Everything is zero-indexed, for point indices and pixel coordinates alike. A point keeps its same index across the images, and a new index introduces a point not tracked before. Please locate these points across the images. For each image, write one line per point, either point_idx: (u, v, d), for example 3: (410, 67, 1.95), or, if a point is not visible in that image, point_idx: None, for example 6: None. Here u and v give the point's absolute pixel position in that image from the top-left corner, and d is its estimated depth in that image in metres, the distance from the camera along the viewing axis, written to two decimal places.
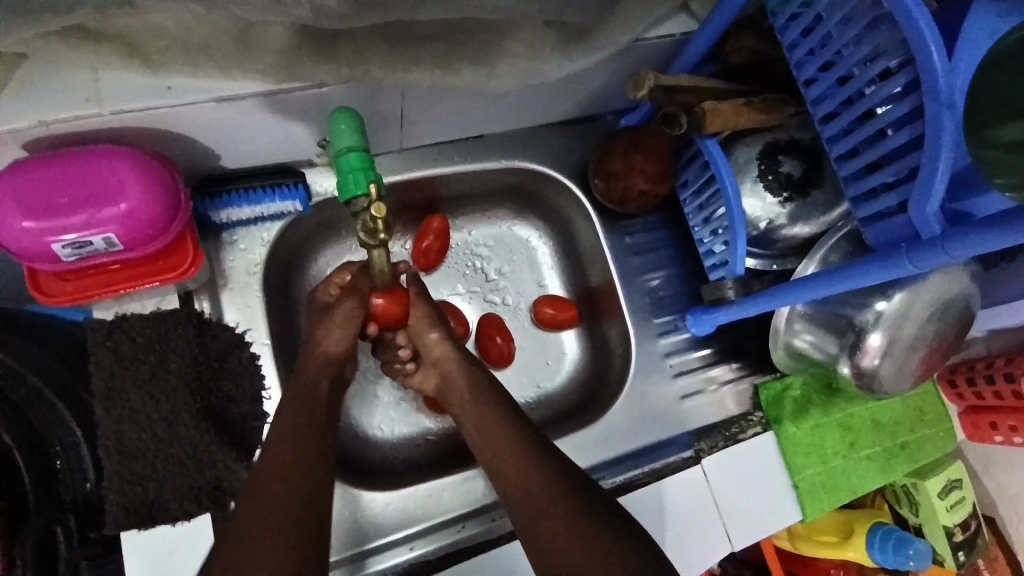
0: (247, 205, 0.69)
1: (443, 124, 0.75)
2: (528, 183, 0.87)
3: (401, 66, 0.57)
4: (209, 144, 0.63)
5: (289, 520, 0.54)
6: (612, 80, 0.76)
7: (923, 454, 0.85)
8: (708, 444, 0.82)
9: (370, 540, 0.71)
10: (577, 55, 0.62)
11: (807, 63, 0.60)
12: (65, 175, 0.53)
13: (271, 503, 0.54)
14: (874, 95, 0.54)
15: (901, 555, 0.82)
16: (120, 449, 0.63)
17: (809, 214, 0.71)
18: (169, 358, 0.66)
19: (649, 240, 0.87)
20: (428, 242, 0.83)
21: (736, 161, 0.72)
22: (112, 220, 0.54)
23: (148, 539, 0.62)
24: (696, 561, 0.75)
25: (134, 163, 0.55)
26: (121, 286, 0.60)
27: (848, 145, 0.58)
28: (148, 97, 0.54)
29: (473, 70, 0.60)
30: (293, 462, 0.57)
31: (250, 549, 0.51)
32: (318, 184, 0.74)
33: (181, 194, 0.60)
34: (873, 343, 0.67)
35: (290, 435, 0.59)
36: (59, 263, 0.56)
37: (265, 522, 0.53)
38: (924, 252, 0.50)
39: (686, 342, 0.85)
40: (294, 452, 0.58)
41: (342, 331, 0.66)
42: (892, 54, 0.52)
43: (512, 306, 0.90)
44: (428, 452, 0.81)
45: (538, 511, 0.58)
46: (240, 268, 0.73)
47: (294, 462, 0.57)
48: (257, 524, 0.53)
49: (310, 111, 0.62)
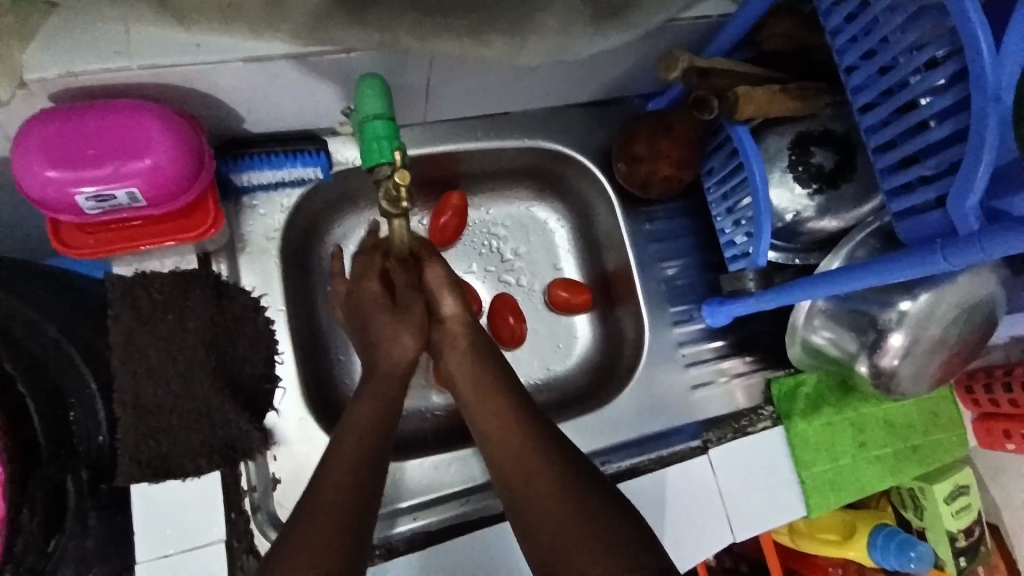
0: (269, 170, 0.69)
1: (468, 98, 0.74)
2: (550, 163, 0.86)
3: (431, 34, 0.55)
4: (233, 106, 0.63)
5: (342, 509, 0.54)
6: (643, 61, 0.75)
7: (933, 458, 0.84)
8: (717, 435, 0.82)
9: (403, 501, 0.73)
10: (610, 32, 0.61)
11: (848, 50, 0.59)
12: (94, 126, 0.53)
13: (324, 492, 0.54)
14: (917, 85, 0.52)
15: (902, 557, 0.82)
16: (135, 403, 0.64)
17: (837, 208, 0.69)
18: (186, 318, 0.66)
19: (669, 227, 0.86)
20: (445, 219, 0.83)
21: (767, 150, 0.70)
22: (136, 174, 0.54)
23: (158, 492, 0.63)
24: (696, 550, 0.75)
25: (162, 118, 0.55)
26: (143, 242, 0.61)
27: (886, 136, 0.56)
28: (176, 52, 0.53)
29: (504, 42, 0.57)
30: (354, 449, 0.57)
31: (310, 538, 0.52)
32: (339, 153, 0.74)
33: (205, 152, 0.59)
34: (894, 343, 0.66)
35: (351, 429, 0.59)
36: (82, 215, 0.56)
37: (327, 510, 0.53)
38: (958, 249, 0.49)
39: (699, 332, 0.84)
40: (359, 445, 0.58)
41: (412, 338, 0.63)
42: (940, 44, 0.50)
43: (526, 287, 0.89)
44: (435, 427, 0.81)
45: (540, 493, 0.56)
46: (258, 233, 0.73)
47: (355, 452, 0.57)
48: (312, 513, 0.53)
49: (335, 77, 0.61)
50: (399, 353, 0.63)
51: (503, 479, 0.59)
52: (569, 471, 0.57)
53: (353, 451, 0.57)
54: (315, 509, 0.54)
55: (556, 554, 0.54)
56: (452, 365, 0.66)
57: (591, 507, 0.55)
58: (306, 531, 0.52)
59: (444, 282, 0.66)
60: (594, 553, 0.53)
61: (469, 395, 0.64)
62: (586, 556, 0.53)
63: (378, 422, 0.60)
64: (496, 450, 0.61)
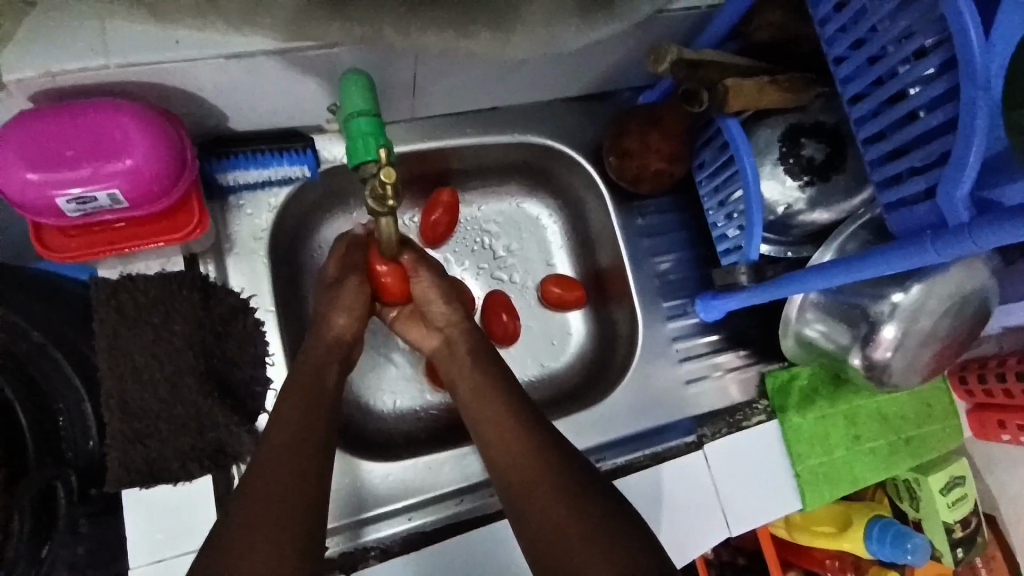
0: (254, 169, 0.68)
1: (455, 93, 0.73)
2: (541, 158, 0.85)
3: (415, 27, 0.54)
4: (218, 103, 0.62)
5: (293, 500, 0.53)
6: (633, 53, 0.74)
7: (927, 449, 0.84)
8: (712, 430, 0.82)
9: (367, 510, 0.72)
10: (599, 24, 0.60)
11: (838, 40, 0.58)
12: (71, 127, 0.52)
13: (275, 482, 0.53)
14: (906, 75, 0.51)
15: (898, 548, 0.82)
16: (123, 407, 0.63)
17: (829, 200, 0.69)
18: (173, 320, 0.66)
19: (662, 222, 0.85)
20: (436, 216, 0.82)
21: (758, 143, 0.70)
22: (117, 175, 0.53)
23: (149, 497, 0.63)
24: (691, 545, 0.75)
25: (141, 118, 0.54)
26: (127, 245, 0.60)
27: (876, 127, 0.56)
28: (156, 49, 0.52)
29: (490, 35, 0.56)
30: (297, 440, 0.56)
31: (263, 529, 0.50)
32: (327, 150, 0.73)
33: (187, 152, 0.59)
34: (886, 335, 0.66)
35: (296, 423, 0.58)
36: (63, 218, 0.56)
37: (275, 501, 0.52)
38: (949, 241, 0.48)
39: (693, 326, 0.84)
40: (306, 436, 0.57)
41: (349, 312, 0.66)
42: (929, 32, 0.49)
43: (519, 284, 0.89)
44: (428, 426, 0.81)
45: (530, 487, 0.57)
46: (246, 233, 0.72)
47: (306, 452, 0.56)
48: (259, 505, 0.52)
49: (320, 72, 0.60)
50: (341, 329, 0.66)
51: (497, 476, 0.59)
52: (560, 465, 0.57)
53: (297, 439, 0.56)
54: (264, 498, 0.52)
55: (547, 546, 0.54)
56: (449, 374, 0.67)
57: (581, 505, 0.55)
58: (254, 522, 0.51)
59: (435, 291, 0.68)
60: (590, 549, 0.52)
61: (466, 396, 0.64)
62: (582, 551, 0.52)
63: (320, 413, 0.60)
64: (487, 447, 0.61)
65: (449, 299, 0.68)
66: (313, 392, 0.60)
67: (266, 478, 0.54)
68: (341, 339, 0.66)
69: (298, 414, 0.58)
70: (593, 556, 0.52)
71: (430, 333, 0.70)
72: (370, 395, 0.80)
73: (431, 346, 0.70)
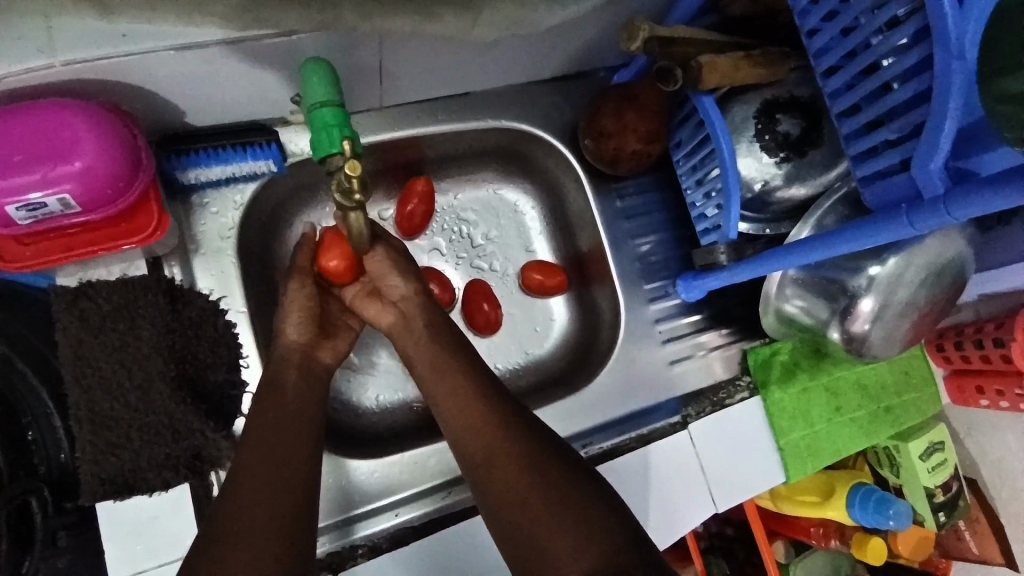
0: (217, 164, 0.65)
1: (426, 78, 0.71)
2: (515, 143, 0.83)
3: (377, 12, 0.51)
4: (174, 98, 0.59)
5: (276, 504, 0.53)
6: (605, 31, 0.72)
7: (907, 417, 0.86)
8: (696, 409, 0.82)
9: (357, 506, 0.71)
10: (569, 2, 0.58)
11: (811, 12, 0.57)
12: (13, 131, 0.49)
13: (251, 495, 0.53)
14: (879, 47, 0.51)
15: (881, 515, 0.83)
16: (92, 419, 0.61)
17: (805, 175, 0.68)
18: (140, 327, 0.63)
19: (641, 203, 0.84)
20: (412, 207, 0.80)
21: (733, 120, 0.69)
22: (67, 178, 0.51)
23: (124, 509, 0.62)
24: (680, 525, 0.76)
25: (90, 115, 0.51)
26: (85, 251, 0.57)
27: (851, 100, 0.55)
28: (103, 43, 0.49)
29: (456, 19, 0.54)
30: (274, 444, 0.56)
31: (246, 534, 0.50)
32: (292, 143, 0.70)
33: (142, 150, 0.56)
34: (864, 308, 0.67)
35: (273, 426, 0.57)
36: (14, 226, 0.53)
37: (249, 507, 0.52)
38: (925, 214, 0.48)
39: (675, 307, 0.84)
40: (284, 440, 0.57)
41: (301, 324, 0.64)
42: (901, 1, 0.48)
43: (500, 272, 0.87)
44: (413, 419, 0.80)
45: (506, 478, 0.55)
46: (212, 233, 0.70)
47: (284, 451, 0.56)
48: (238, 511, 0.52)
49: (279, 61, 0.58)
50: (296, 338, 0.63)
51: (472, 468, 0.58)
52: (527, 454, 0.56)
53: (273, 451, 0.56)
54: (243, 508, 0.52)
55: (522, 536, 0.54)
56: (410, 349, 0.64)
57: (555, 495, 0.54)
58: (233, 525, 0.51)
59: (387, 265, 0.65)
60: (570, 535, 0.52)
61: (427, 378, 0.63)
62: (562, 541, 0.52)
63: (302, 424, 0.59)
64: (460, 435, 0.59)
65: (404, 271, 0.65)
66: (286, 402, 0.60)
67: (246, 490, 0.53)
68: (295, 348, 0.63)
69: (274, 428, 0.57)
70: (569, 543, 0.51)
71: (385, 309, 0.66)
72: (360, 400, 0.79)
73: (388, 322, 0.66)
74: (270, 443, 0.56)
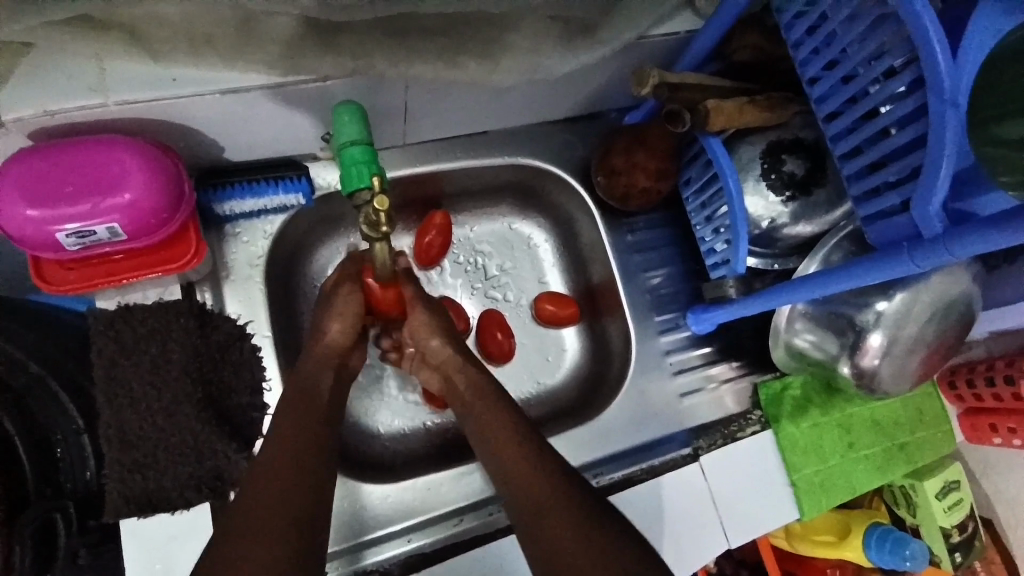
0: (250, 198, 0.69)
1: (447, 118, 0.75)
2: (530, 179, 0.87)
3: (403, 59, 0.56)
4: (215, 136, 0.63)
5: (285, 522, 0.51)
6: (616, 77, 0.76)
7: (922, 455, 0.86)
8: (707, 442, 0.83)
9: (371, 531, 0.71)
10: (583, 51, 0.62)
11: (811, 62, 0.60)
12: (71, 165, 0.53)
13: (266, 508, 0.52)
14: (877, 94, 0.53)
15: (898, 555, 0.83)
16: (121, 437, 0.63)
17: (811, 213, 0.71)
18: (170, 348, 0.66)
19: (651, 237, 0.87)
20: (430, 238, 0.83)
21: (740, 160, 0.72)
22: (115, 211, 0.54)
23: (147, 528, 0.62)
24: (691, 559, 0.75)
25: (140, 153, 0.55)
26: (124, 277, 0.61)
27: (851, 143, 0.58)
28: (153, 86, 0.54)
29: (478, 65, 0.59)
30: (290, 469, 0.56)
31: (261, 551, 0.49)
32: (320, 177, 0.74)
33: (185, 184, 0.60)
34: (873, 342, 0.68)
35: (289, 448, 0.57)
36: (62, 251, 0.56)
37: (260, 526, 0.50)
38: (926, 252, 0.50)
39: (686, 339, 0.85)
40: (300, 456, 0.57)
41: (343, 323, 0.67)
42: (897, 53, 0.51)
43: (513, 302, 0.90)
44: (426, 446, 0.81)
45: (534, 498, 0.57)
46: (242, 261, 0.73)
47: (296, 477, 0.55)
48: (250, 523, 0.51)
49: (313, 105, 0.62)
50: (337, 338, 0.68)
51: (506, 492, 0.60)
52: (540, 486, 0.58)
53: (298, 466, 0.56)
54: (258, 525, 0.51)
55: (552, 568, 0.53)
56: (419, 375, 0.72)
57: (567, 522, 0.55)
58: (253, 544, 0.49)
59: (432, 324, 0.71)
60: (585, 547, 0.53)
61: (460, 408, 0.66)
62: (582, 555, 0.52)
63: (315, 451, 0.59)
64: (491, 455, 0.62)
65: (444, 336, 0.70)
66: (304, 408, 0.60)
67: (267, 497, 0.53)
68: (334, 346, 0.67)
69: (293, 436, 0.58)
70: (571, 557, 0.53)
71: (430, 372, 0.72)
72: (390, 427, 0.81)
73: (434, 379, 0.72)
74: (292, 457, 0.56)
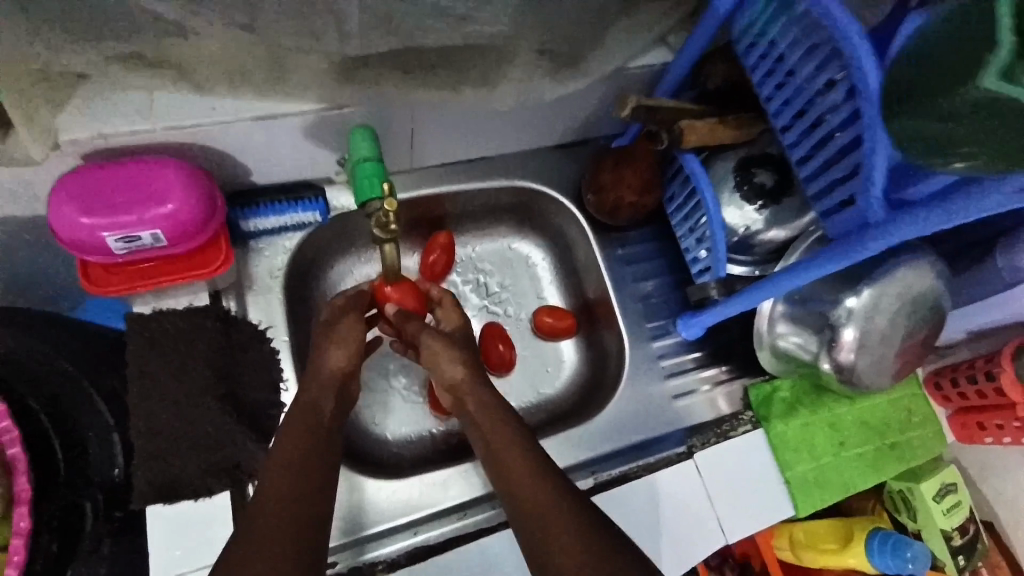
0: (272, 216, 0.77)
1: (450, 143, 0.83)
2: (527, 200, 0.94)
3: (410, 86, 0.65)
4: (244, 159, 0.72)
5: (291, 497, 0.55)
6: (601, 105, 0.85)
7: (912, 454, 0.88)
8: (701, 440, 0.86)
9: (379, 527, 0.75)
10: (567, 79, 0.71)
11: (766, 81, 0.68)
12: (122, 179, 0.61)
13: (277, 490, 0.56)
14: (822, 104, 0.61)
15: (899, 558, 0.83)
16: (150, 428, 0.69)
17: (782, 220, 0.79)
18: (196, 348, 0.72)
19: (641, 250, 0.93)
20: (434, 257, 0.90)
21: (715, 174, 0.79)
22: (158, 219, 0.62)
23: (173, 514, 0.67)
24: (688, 553, 0.77)
25: (181, 169, 0.63)
26: (160, 280, 0.68)
27: (806, 148, 0.65)
28: (194, 113, 0.62)
29: (476, 91, 0.68)
30: (298, 454, 0.59)
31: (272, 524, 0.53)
32: (337, 199, 0.82)
33: (218, 197, 0.68)
34: (847, 337, 0.72)
35: (299, 434, 0.61)
36: (111, 255, 0.64)
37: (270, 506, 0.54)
38: (874, 236, 0.56)
39: (677, 344, 0.90)
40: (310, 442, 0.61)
41: (344, 350, 0.69)
42: (835, 67, 0.59)
43: (514, 316, 0.96)
44: (431, 450, 0.85)
45: (527, 481, 0.60)
46: (263, 272, 0.80)
47: (306, 459, 0.59)
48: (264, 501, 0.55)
49: (331, 131, 0.71)
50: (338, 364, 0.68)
51: (501, 477, 0.62)
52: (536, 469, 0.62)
53: (304, 451, 0.60)
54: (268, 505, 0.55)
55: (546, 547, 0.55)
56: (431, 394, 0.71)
57: (559, 502, 0.58)
58: (264, 520, 0.53)
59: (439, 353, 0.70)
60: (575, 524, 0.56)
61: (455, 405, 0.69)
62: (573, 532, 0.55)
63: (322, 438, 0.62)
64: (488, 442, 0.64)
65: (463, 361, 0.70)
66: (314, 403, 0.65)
67: (276, 480, 0.57)
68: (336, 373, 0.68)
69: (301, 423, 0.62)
70: (561, 533, 0.55)
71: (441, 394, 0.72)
72: (399, 432, 0.85)
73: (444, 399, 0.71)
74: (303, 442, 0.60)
